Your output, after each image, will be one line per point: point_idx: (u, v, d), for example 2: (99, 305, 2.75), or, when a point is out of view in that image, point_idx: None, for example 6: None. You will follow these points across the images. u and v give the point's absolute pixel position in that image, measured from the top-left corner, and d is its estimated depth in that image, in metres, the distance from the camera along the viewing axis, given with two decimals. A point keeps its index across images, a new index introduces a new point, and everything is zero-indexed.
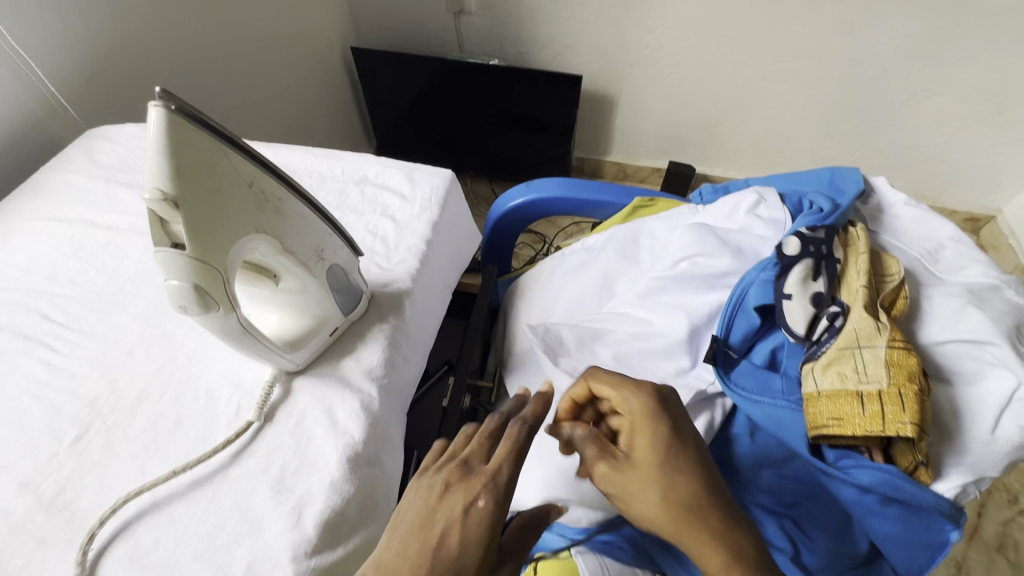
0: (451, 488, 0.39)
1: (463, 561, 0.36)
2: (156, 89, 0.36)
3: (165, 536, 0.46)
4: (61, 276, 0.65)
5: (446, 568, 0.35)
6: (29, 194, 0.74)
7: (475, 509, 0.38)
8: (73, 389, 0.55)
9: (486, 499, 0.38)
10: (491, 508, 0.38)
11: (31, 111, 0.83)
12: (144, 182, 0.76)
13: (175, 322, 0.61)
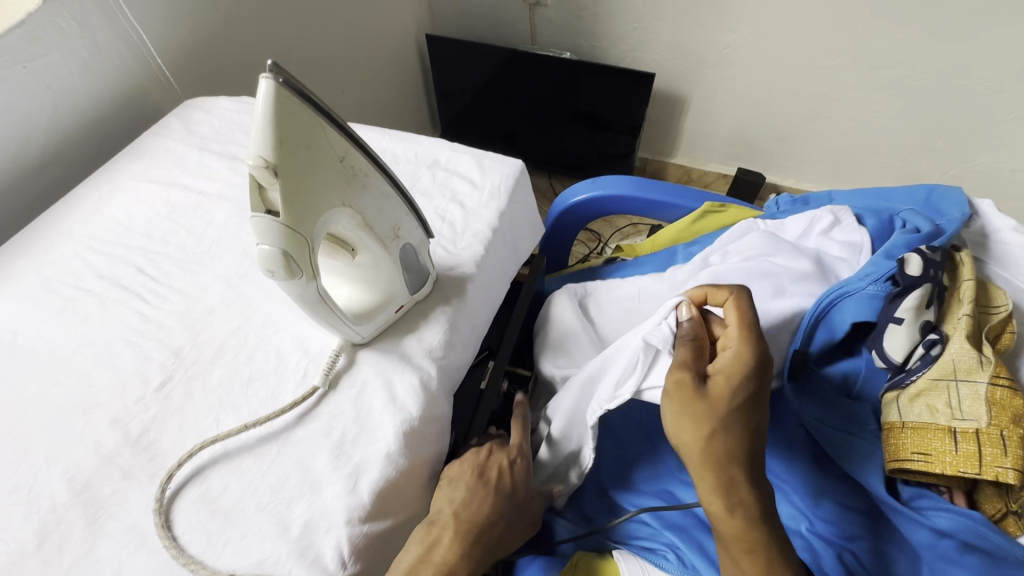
0: (494, 451, 0.58)
1: (513, 492, 0.57)
2: (268, 62, 0.39)
3: (233, 484, 0.49)
4: (155, 234, 0.70)
5: (504, 495, 0.56)
6: (133, 156, 0.80)
7: (516, 464, 0.58)
8: (161, 339, 0.60)
9: (523, 458, 0.59)
10: (523, 461, 0.59)
11: (138, 79, 0.89)
12: (232, 152, 0.80)
13: (253, 287, 0.64)
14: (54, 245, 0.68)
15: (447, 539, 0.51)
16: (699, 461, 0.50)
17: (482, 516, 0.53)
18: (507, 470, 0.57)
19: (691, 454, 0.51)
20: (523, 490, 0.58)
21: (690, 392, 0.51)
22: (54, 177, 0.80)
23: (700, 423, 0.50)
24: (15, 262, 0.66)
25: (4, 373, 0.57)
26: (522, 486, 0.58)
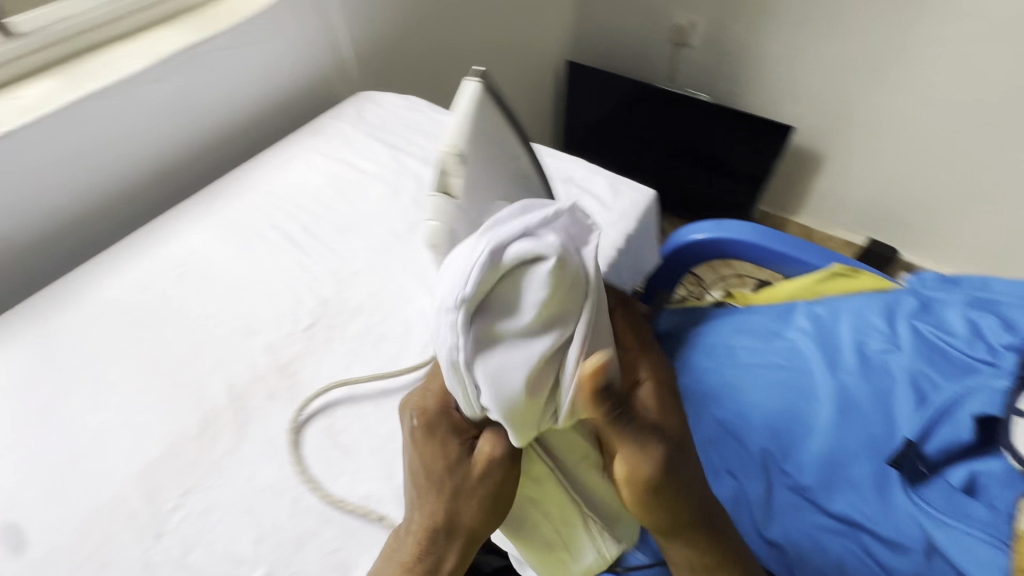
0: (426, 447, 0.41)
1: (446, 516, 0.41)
2: (472, 69, 0.46)
3: (354, 425, 0.56)
4: (322, 200, 0.81)
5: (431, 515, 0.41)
6: (314, 133, 0.93)
7: (447, 473, 0.40)
8: (313, 288, 0.69)
9: (433, 443, 0.40)
10: (458, 469, 0.40)
11: (329, 70, 1.04)
12: (393, 142, 0.91)
13: (394, 259, 0.72)
14: (244, 196, 0.81)
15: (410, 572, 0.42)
16: (692, 525, 0.42)
17: (441, 540, 0.42)
18: (416, 473, 0.41)
19: (669, 527, 0.42)
20: (463, 505, 0.41)
21: (662, 469, 0.39)
22: (250, 141, 0.95)
23: (681, 496, 0.40)
24: (213, 203, 0.80)
25: (193, 290, 0.69)
26: (461, 501, 0.41)
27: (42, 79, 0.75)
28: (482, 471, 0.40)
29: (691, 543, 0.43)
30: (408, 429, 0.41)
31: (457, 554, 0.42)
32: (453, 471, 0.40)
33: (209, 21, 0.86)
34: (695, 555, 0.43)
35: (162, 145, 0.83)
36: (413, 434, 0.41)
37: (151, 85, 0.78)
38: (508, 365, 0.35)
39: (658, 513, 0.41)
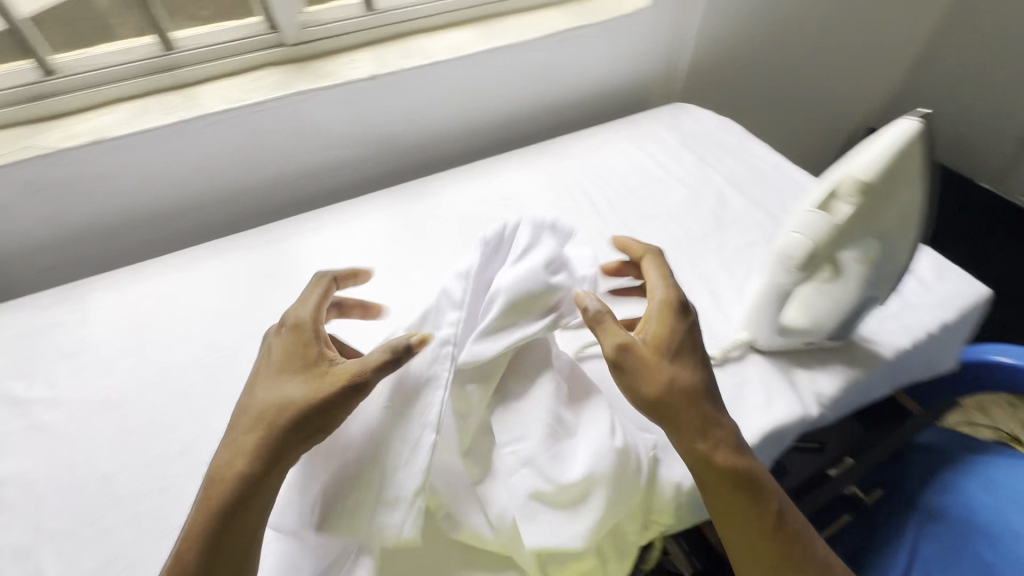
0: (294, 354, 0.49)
1: (275, 418, 0.45)
2: (915, 115, 0.51)
3: None
4: (627, 185, 0.89)
5: (268, 415, 0.45)
6: (631, 126, 1.02)
7: (296, 374, 0.47)
8: (607, 255, 0.77)
9: (292, 336, 0.50)
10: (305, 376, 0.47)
11: (657, 77, 1.13)
12: (702, 154, 0.95)
13: (683, 258, 0.76)
14: (563, 161, 0.93)
15: (235, 458, 0.44)
16: (709, 386, 0.50)
17: (257, 440, 0.44)
18: (273, 368, 0.48)
19: (697, 400, 0.48)
20: (284, 410, 0.45)
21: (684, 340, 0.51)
22: (570, 118, 1.08)
23: (699, 371, 0.50)
24: (538, 159, 0.93)
25: None
26: (292, 404, 0.45)
27: (463, 29, 0.94)
28: (327, 374, 0.46)
29: (715, 412, 0.49)
30: (280, 333, 0.51)
31: (273, 448, 0.44)
32: (307, 366, 0.48)
33: (589, 11, 0.99)
34: (721, 427, 0.48)
35: (515, 101, 0.99)
36: (283, 335, 0.50)
37: (532, 52, 0.94)
38: (524, 280, 0.51)
39: (689, 365, 0.50)
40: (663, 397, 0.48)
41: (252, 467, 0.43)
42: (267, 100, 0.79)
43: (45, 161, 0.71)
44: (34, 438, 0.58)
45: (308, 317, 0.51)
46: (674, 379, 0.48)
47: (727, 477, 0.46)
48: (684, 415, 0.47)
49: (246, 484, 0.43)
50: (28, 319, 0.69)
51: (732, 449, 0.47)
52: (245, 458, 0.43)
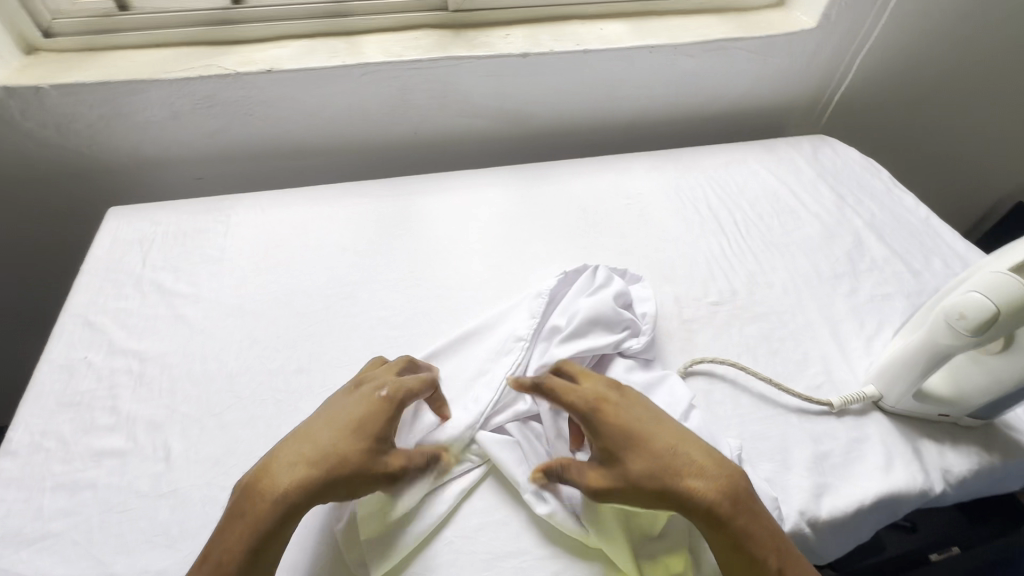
0: (358, 400, 0.50)
1: (315, 467, 0.45)
2: None
3: (730, 406, 0.60)
4: (756, 208, 0.85)
5: (308, 464, 0.46)
6: (767, 149, 0.97)
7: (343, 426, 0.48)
8: (727, 275, 0.74)
9: (381, 406, 0.49)
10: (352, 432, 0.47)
11: (800, 104, 1.07)
12: (842, 192, 0.89)
13: (809, 296, 0.72)
14: (691, 172, 0.91)
15: (268, 487, 0.44)
16: (676, 454, 0.47)
17: (290, 483, 0.45)
18: (344, 427, 0.47)
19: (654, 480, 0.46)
20: (321, 462, 0.46)
21: (603, 425, 0.48)
22: (700, 129, 1.05)
23: (634, 446, 0.47)
24: (665, 165, 0.91)
25: (630, 222, 0.81)
26: (331, 462, 0.46)
27: (617, 21, 0.93)
28: (387, 460, 0.47)
29: (698, 474, 0.46)
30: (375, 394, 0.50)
31: (312, 497, 0.44)
32: (375, 443, 0.47)
33: (748, 24, 0.95)
34: (704, 492, 0.46)
35: (650, 103, 0.98)
36: (368, 395, 0.50)
37: (682, 57, 0.92)
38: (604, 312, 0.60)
39: (638, 455, 0.47)
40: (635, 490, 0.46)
41: (287, 505, 0.43)
42: (423, 59, 0.82)
43: (222, 80, 0.77)
44: (173, 326, 0.63)
45: (409, 391, 0.51)
46: (633, 472, 0.46)
47: (726, 542, 0.45)
48: (664, 500, 0.46)
49: (285, 512, 0.43)
50: (179, 220, 0.76)
51: (729, 506, 0.45)
52: (288, 488, 0.44)
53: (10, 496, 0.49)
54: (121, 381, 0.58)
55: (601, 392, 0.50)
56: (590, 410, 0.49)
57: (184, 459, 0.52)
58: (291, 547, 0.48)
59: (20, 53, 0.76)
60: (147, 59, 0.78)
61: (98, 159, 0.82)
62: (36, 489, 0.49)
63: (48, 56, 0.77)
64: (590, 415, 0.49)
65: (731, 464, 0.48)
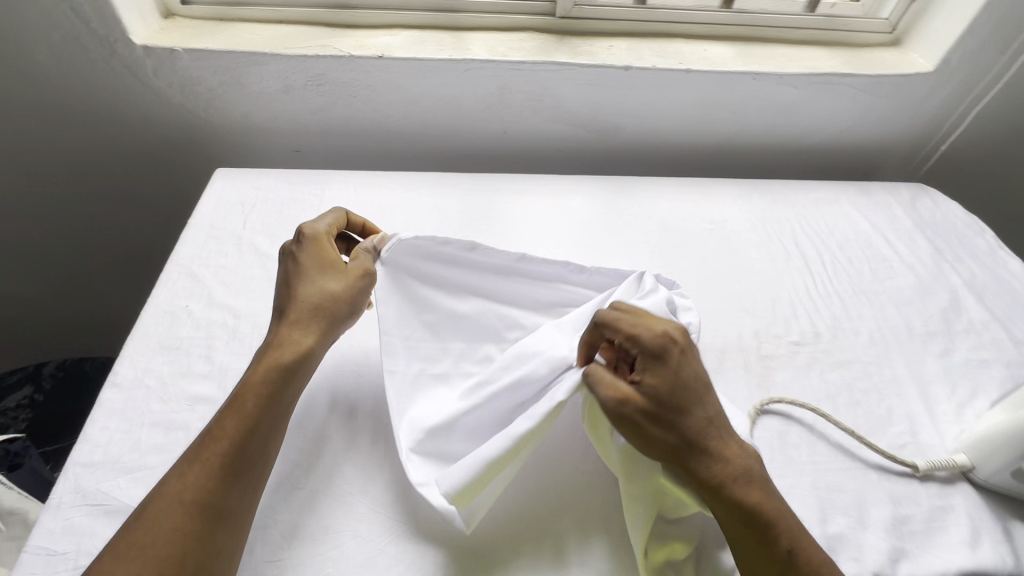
0: (298, 251, 0.56)
1: (308, 301, 0.53)
2: None
3: (805, 450, 0.58)
4: (846, 250, 0.82)
5: (300, 303, 0.52)
6: (861, 190, 0.94)
7: (304, 267, 0.55)
8: (811, 316, 0.72)
9: (313, 245, 0.56)
10: (315, 266, 0.55)
11: (902, 149, 1.03)
12: (941, 245, 0.84)
13: (897, 350, 0.69)
14: (779, 204, 0.88)
15: (277, 343, 0.50)
16: (706, 420, 0.48)
17: (301, 323, 0.52)
18: (311, 271, 0.54)
19: (681, 437, 0.46)
20: (316, 296, 0.53)
21: (655, 372, 0.48)
22: (790, 161, 1.02)
23: (676, 397, 0.48)
24: (753, 195, 0.89)
25: (712, 248, 0.79)
26: (320, 291, 0.53)
27: (723, 44, 0.92)
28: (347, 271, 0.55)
29: (720, 445, 0.47)
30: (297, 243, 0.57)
31: (316, 333, 0.52)
32: (326, 266, 0.55)
33: (859, 60, 0.92)
34: (724, 466, 0.46)
35: (743, 130, 0.96)
36: (307, 242, 0.56)
37: (787, 87, 0.89)
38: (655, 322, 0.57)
39: (677, 405, 0.47)
40: (659, 440, 0.46)
41: (296, 355, 0.50)
42: (527, 61, 0.83)
43: (336, 61, 0.80)
44: (266, 288, 0.66)
45: (323, 229, 0.58)
46: (662, 424, 0.47)
47: (734, 517, 0.45)
48: (681, 458, 0.46)
49: (303, 356, 0.50)
50: (279, 188, 0.79)
51: (741, 481, 0.46)
52: (297, 339, 0.50)
53: (113, 425, 0.52)
54: (217, 333, 0.61)
55: (669, 331, 0.51)
56: (648, 348, 0.49)
57: None
58: (361, 517, 0.50)
59: (160, 16, 0.81)
60: (271, 33, 0.82)
61: (211, 123, 0.87)
62: (136, 422, 0.53)
63: (183, 21, 0.83)
64: (641, 351, 0.49)
65: (750, 448, 0.49)
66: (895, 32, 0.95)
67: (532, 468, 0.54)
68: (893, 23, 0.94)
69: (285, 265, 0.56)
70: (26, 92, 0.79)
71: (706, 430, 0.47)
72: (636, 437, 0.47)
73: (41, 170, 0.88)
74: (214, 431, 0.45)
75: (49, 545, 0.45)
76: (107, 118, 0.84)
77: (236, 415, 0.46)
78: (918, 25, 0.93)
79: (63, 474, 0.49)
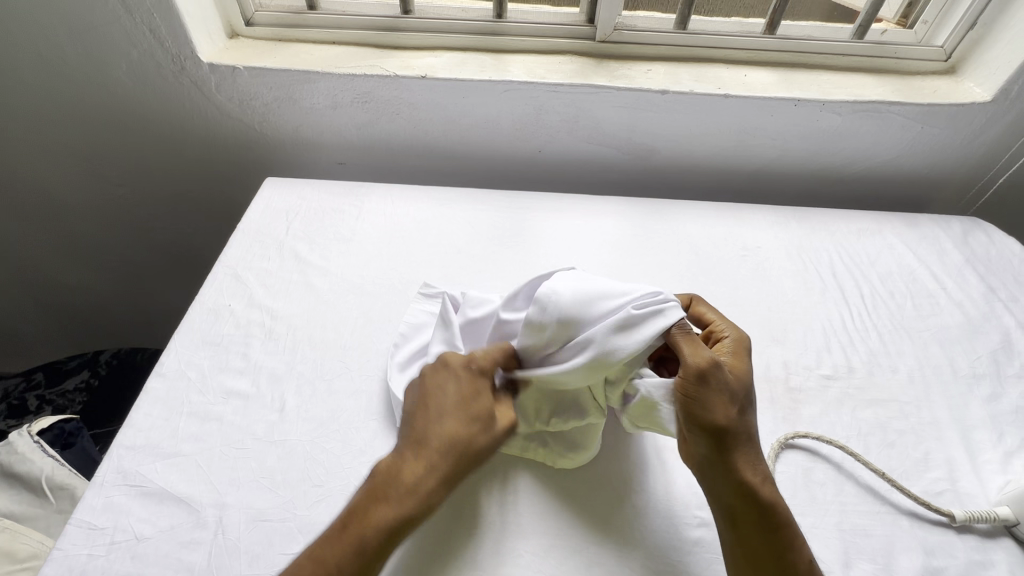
0: (444, 371, 0.52)
1: (436, 441, 0.48)
2: None
3: (830, 489, 0.56)
4: (888, 283, 0.79)
5: (432, 441, 0.49)
6: (908, 219, 0.90)
7: (445, 397, 0.51)
8: (845, 350, 0.69)
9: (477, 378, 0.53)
10: (457, 403, 0.51)
11: (955, 180, 0.98)
12: (996, 281, 0.80)
13: (939, 391, 0.66)
14: (818, 232, 0.86)
15: (402, 479, 0.47)
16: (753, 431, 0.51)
17: (426, 458, 0.48)
18: (453, 407, 0.50)
19: (742, 422, 0.50)
20: (443, 436, 0.49)
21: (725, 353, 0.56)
22: (832, 187, 1.00)
23: (745, 384, 0.53)
24: (789, 220, 0.87)
25: (743, 275, 0.78)
26: (450, 434, 0.49)
27: (764, 69, 0.91)
28: (500, 420, 0.52)
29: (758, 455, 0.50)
30: (466, 367, 0.53)
31: (446, 481, 0.48)
32: (478, 410, 0.51)
33: (910, 88, 0.89)
34: (762, 471, 0.49)
35: (783, 156, 0.94)
36: (463, 370, 0.52)
37: (830, 114, 0.88)
38: None
39: (745, 395, 0.52)
40: (724, 417, 0.49)
41: (421, 497, 0.46)
42: (565, 83, 0.84)
43: (383, 80, 0.84)
44: (302, 292, 0.70)
45: (483, 358, 0.54)
46: (734, 406, 0.50)
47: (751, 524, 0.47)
48: (739, 445, 0.49)
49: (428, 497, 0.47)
50: (322, 198, 0.83)
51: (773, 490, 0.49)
52: (424, 482, 0.47)
53: (155, 412, 0.56)
54: (255, 332, 0.64)
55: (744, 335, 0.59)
56: (731, 340, 0.57)
57: (295, 414, 0.57)
58: None
59: (227, 37, 0.88)
60: (324, 53, 0.87)
61: (265, 135, 0.93)
62: (175, 411, 0.56)
63: (247, 41, 0.89)
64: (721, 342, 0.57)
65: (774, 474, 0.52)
66: (949, 60, 0.92)
67: (513, 472, 0.55)
68: (947, 51, 0.91)
69: (425, 384, 0.52)
70: (108, 105, 0.87)
71: (752, 427, 0.51)
72: (705, 403, 0.49)
73: (113, 175, 0.97)
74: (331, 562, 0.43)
75: (91, 519, 0.49)
76: (173, 130, 0.91)
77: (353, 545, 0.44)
78: (974, 54, 0.90)
79: (109, 454, 0.53)
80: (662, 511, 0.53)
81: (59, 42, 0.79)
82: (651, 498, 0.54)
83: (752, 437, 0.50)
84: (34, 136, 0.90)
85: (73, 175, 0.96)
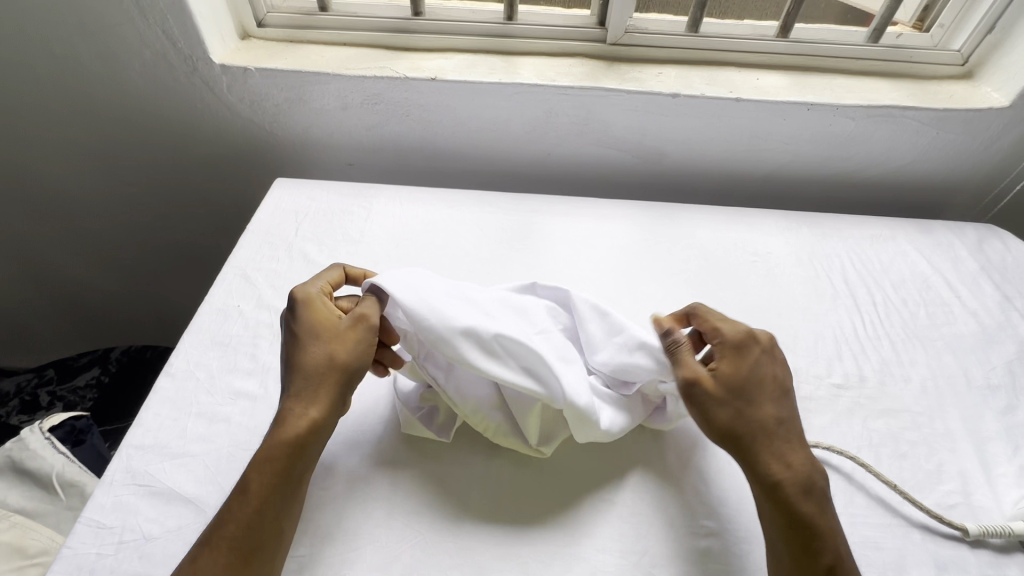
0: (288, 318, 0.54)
1: (298, 374, 0.51)
2: None
3: (840, 500, 0.55)
4: (900, 291, 0.78)
5: (297, 377, 0.51)
6: (922, 226, 0.88)
7: (294, 338, 0.53)
8: (856, 359, 0.69)
9: (306, 311, 0.53)
10: (304, 339, 0.52)
11: (972, 186, 0.97)
12: (1013, 289, 0.78)
13: (953, 402, 0.65)
14: (831, 238, 0.85)
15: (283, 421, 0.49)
16: (778, 427, 0.51)
17: (297, 394, 0.50)
18: (299, 341, 0.52)
19: (761, 419, 0.51)
20: (309, 369, 0.51)
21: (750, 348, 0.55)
22: (844, 192, 0.98)
23: (765, 380, 0.53)
24: (801, 226, 0.86)
25: (753, 281, 0.77)
26: (309, 364, 0.51)
27: (777, 73, 0.90)
28: (348, 331, 0.53)
29: (788, 450, 0.51)
30: (295, 308, 0.54)
31: (323, 401, 0.50)
32: (325, 334, 0.52)
33: (925, 93, 0.88)
34: (788, 465, 0.50)
35: (795, 161, 0.93)
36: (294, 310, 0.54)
37: (844, 119, 0.86)
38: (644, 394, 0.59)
39: (765, 392, 0.53)
40: (739, 416, 0.51)
41: (300, 428, 0.49)
42: (575, 86, 0.84)
43: (392, 82, 0.84)
44: None
45: (311, 293, 0.55)
46: (749, 404, 0.52)
47: (785, 520, 0.48)
48: (760, 443, 0.51)
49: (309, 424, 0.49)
50: (331, 199, 0.84)
51: (801, 483, 0.49)
52: (301, 414, 0.49)
53: (164, 412, 0.57)
54: (263, 333, 0.65)
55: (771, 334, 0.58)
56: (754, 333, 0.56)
57: None
58: (377, 526, 0.51)
59: (238, 38, 0.89)
60: (334, 54, 0.88)
61: (274, 135, 0.93)
62: (184, 411, 0.57)
63: (258, 42, 0.90)
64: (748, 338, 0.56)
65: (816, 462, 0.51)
66: (966, 64, 0.90)
67: (518, 476, 0.55)
68: (964, 56, 0.90)
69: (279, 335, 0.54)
70: (119, 105, 0.88)
71: (778, 422, 0.51)
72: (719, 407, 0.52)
73: (124, 173, 0.97)
74: (230, 510, 0.46)
75: (99, 517, 0.49)
76: (183, 129, 0.92)
77: (248, 491, 0.46)
78: (992, 58, 0.88)
79: (118, 453, 0.53)
80: (668, 520, 0.53)
81: (72, 42, 0.80)
82: (657, 506, 0.53)
83: (779, 433, 0.51)
84: (47, 134, 0.91)
85: (85, 172, 0.97)
